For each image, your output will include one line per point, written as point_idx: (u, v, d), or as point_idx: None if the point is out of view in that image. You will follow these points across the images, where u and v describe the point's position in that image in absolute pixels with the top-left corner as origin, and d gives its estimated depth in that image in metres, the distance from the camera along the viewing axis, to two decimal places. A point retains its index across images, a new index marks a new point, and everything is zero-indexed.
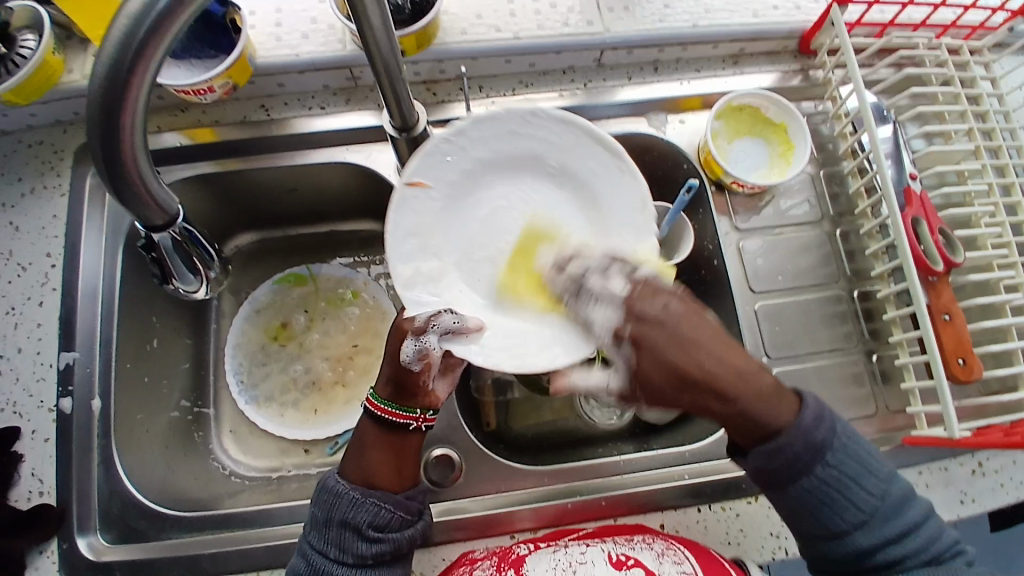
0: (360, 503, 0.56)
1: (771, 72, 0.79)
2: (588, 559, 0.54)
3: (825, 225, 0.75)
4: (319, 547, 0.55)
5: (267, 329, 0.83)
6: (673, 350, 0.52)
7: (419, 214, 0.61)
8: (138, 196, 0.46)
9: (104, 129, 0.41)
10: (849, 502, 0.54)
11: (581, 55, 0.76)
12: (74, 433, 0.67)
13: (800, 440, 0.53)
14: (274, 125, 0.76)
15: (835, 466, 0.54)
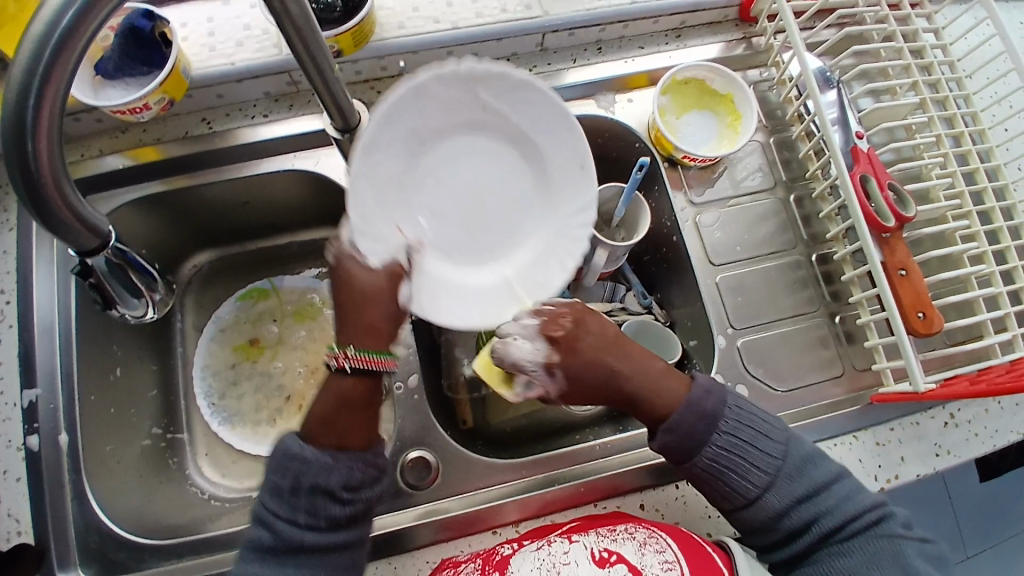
0: (333, 467, 0.51)
1: (715, 43, 0.79)
2: (571, 559, 0.53)
3: (779, 191, 0.76)
4: (286, 508, 0.51)
5: (234, 348, 0.82)
6: (591, 360, 0.56)
7: (384, 161, 0.61)
8: (65, 223, 0.43)
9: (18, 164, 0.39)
10: (751, 462, 0.56)
11: (522, 40, 0.75)
12: (44, 471, 0.65)
13: (690, 410, 0.57)
14: (216, 138, 0.74)
15: (729, 432, 0.57)
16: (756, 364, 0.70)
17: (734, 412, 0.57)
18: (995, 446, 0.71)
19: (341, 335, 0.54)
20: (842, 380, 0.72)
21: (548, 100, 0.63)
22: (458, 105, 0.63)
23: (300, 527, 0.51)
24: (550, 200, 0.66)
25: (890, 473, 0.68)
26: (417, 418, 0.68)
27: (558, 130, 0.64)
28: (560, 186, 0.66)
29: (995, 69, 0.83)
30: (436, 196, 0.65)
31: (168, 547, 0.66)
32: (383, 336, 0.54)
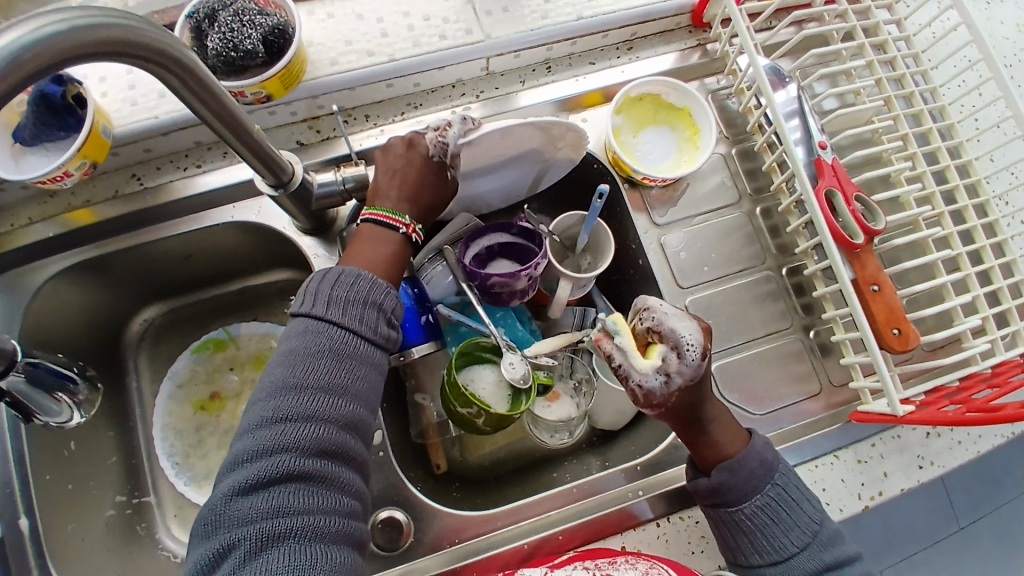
0: (388, 290, 0.55)
1: (668, 53, 0.76)
2: None
3: (745, 204, 0.73)
4: (327, 298, 0.52)
5: (194, 404, 0.79)
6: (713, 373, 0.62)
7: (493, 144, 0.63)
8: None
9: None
10: (795, 520, 0.58)
11: (466, 67, 0.72)
12: (6, 560, 0.63)
13: (754, 458, 0.60)
14: (149, 194, 0.70)
15: (782, 484, 0.59)
16: (731, 388, 0.68)
17: (787, 467, 0.61)
18: (979, 452, 0.70)
19: (401, 206, 0.60)
20: (820, 397, 0.70)
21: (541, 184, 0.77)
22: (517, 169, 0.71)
23: (341, 364, 0.50)
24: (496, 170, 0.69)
25: (874, 489, 0.67)
26: (384, 475, 0.66)
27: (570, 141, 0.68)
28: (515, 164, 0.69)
29: (959, 58, 0.80)
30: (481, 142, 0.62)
31: None
32: (423, 212, 0.62)
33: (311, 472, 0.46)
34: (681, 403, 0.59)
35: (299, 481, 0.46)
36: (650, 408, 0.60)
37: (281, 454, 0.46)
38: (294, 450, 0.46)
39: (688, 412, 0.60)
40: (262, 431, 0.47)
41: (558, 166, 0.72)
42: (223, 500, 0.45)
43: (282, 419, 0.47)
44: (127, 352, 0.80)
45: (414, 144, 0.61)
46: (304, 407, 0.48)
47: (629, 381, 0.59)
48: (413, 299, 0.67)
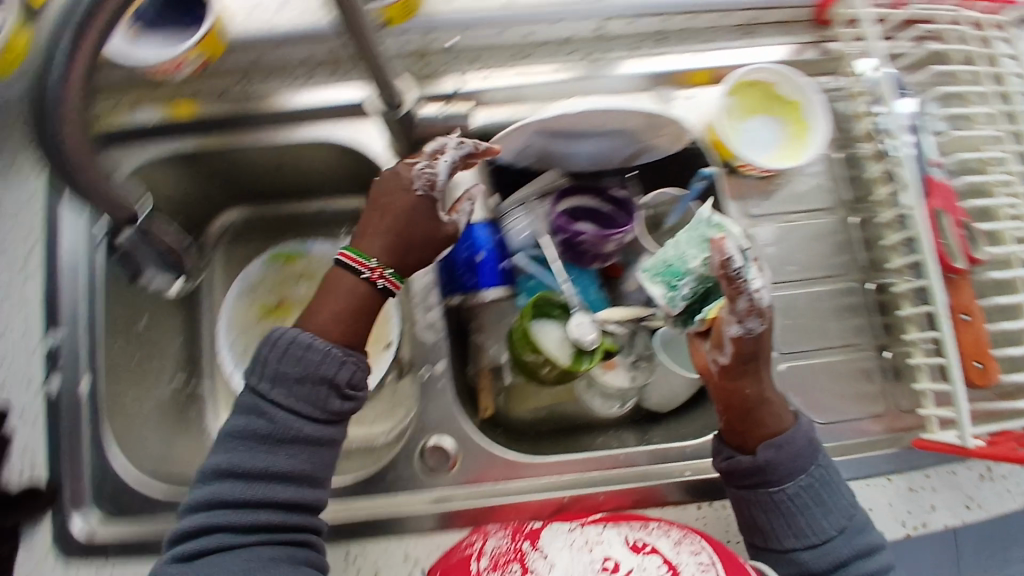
0: (343, 362, 0.57)
1: (784, 45, 0.74)
2: (604, 539, 0.54)
3: (841, 212, 0.72)
4: (273, 366, 0.56)
5: (261, 308, 0.82)
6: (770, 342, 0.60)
7: (588, 116, 0.66)
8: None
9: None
10: (834, 503, 0.58)
11: (580, 24, 0.71)
12: (63, 412, 0.67)
13: (801, 436, 0.60)
14: (253, 100, 0.73)
15: (824, 466, 0.60)
16: (795, 392, 0.68)
17: (826, 451, 0.61)
18: None
19: (375, 250, 0.60)
20: (882, 418, 0.69)
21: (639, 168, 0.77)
22: (613, 142, 0.71)
23: (280, 445, 0.55)
24: (591, 138, 0.70)
25: (918, 520, 0.65)
26: (440, 403, 0.69)
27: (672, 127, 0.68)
28: (611, 138, 0.70)
29: None
30: (581, 110, 0.66)
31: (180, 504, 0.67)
32: (410, 259, 0.61)
33: (261, 545, 0.54)
34: (766, 341, 0.58)
35: (263, 557, 0.53)
36: (758, 329, 0.55)
37: (216, 532, 0.54)
38: (230, 509, 0.54)
39: (764, 357, 0.58)
40: (228, 497, 0.54)
41: (654, 150, 0.72)
42: (162, 561, 0.54)
43: (234, 508, 0.54)
44: (204, 250, 0.83)
45: (400, 175, 0.61)
46: (253, 497, 0.54)
47: (743, 291, 0.53)
48: (496, 242, 0.69)
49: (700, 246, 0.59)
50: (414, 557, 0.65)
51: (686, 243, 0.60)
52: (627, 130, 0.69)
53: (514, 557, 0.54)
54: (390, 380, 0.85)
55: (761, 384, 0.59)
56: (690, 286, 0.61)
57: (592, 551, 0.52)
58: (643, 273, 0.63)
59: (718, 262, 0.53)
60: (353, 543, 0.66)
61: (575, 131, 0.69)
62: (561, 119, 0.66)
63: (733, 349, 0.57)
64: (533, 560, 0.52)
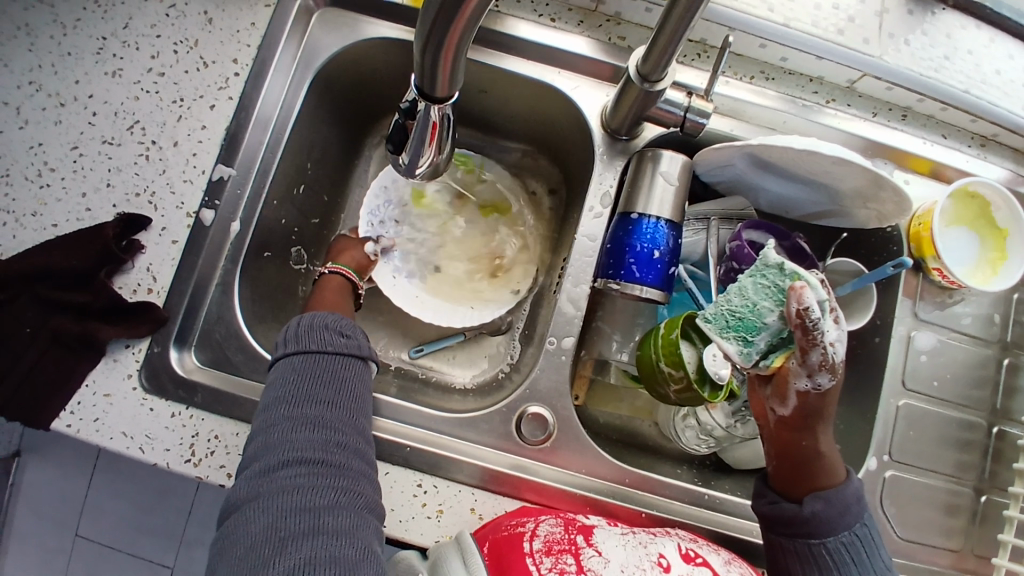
0: (334, 315, 0.59)
1: (1007, 170, 0.74)
2: (658, 543, 0.52)
3: (995, 349, 0.71)
4: (298, 342, 0.55)
5: (413, 193, 0.82)
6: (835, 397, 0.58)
7: (814, 164, 0.64)
8: (434, 83, 0.44)
9: (438, 23, 0.38)
10: (874, 564, 0.55)
11: (840, 70, 0.69)
12: (204, 247, 0.65)
13: (850, 493, 0.57)
14: (495, 17, 0.70)
15: (869, 525, 0.57)
16: (891, 501, 0.67)
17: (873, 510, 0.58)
18: None
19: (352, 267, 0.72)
20: (951, 554, 0.68)
21: (820, 228, 0.76)
22: (815, 198, 0.71)
23: (307, 392, 0.51)
24: (802, 182, 0.69)
25: None
26: (555, 376, 0.68)
27: (885, 206, 0.66)
28: (818, 190, 0.69)
29: None
30: (808, 155, 0.63)
31: None
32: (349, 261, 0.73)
33: (308, 469, 0.46)
34: (830, 398, 0.56)
35: (303, 463, 0.46)
36: (826, 384, 0.54)
37: (258, 476, 0.46)
38: (272, 446, 0.48)
39: (826, 411, 0.57)
40: (278, 421, 0.49)
41: (847, 217, 0.71)
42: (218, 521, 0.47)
43: (288, 425, 0.49)
44: (370, 137, 0.83)
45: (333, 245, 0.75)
46: (298, 428, 0.49)
47: (817, 345, 0.50)
48: (672, 247, 0.66)
49: (770, 296, 0.52)
50: (480, 514, 0.62)
51: (755, 293, 0.53)
52: (839, 190, 0.67)
53: (569, 548, 0.49)
54: (486, 332, 0.82)
55: (818, 437, 0.58)
56: (766, 340, 0.54)
57: (646, 549, 0.50)
58: (709, 326, 0.56)
59: (794, 312, 0.49)
60: (428, 475, 0.63)
61: (793, 170, 0.67)
62: (791, 156, 0.64)
63: (796, 403, 0.56)
64: (586, 554, 0.48)
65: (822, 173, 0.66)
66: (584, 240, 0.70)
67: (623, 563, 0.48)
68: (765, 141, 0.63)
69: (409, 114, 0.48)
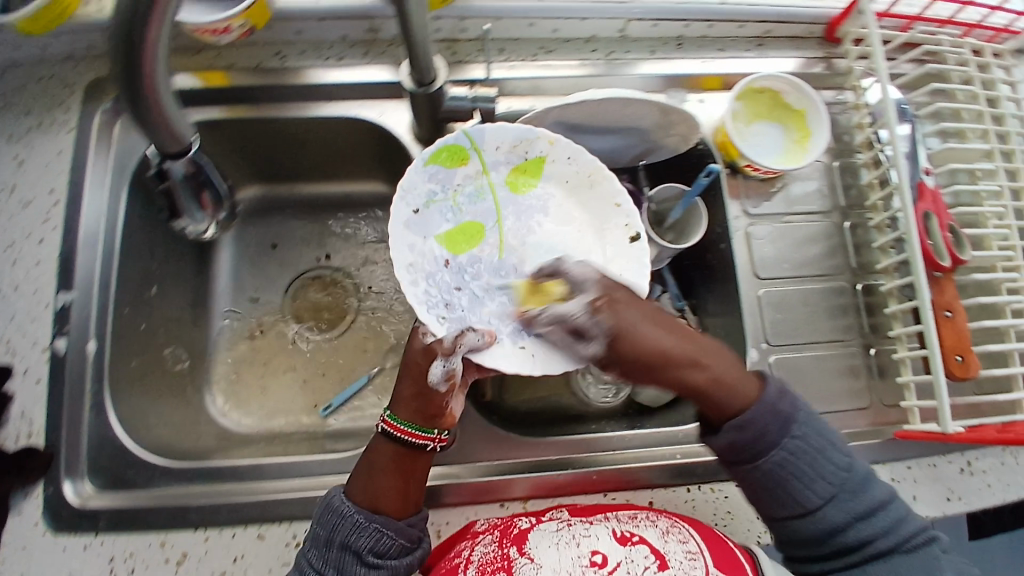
0: (363, 528, 0.57)
1: (794, 58, 0.79)
2: (592, 533, 0.53)
3: (835, 216, 0.75)
4: (338, 541, 0.57)
5: (439, 242, 0.64)
6: (651, 327, 0.57)
7: (608, 109, 0.68)
8: (155, 123, 0.54)
9: (124, 53, 0.46)
10: (817, 473, 0.58)
11: (605, 24, 0.75)
12: (68, 376, 0.66)
13: (766, 410, 0.58)
14: (285, 74, 0.74)
15: (800, 437, 0.58)
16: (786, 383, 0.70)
17: (805, 418, 0.59)
18: (1008, 499, 0.70)
19: (416, 419, 0.61)
20: (867, 412, 0.71)
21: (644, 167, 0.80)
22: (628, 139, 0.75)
23: None
24: (606, 131, 0.73)
25: None
26: None
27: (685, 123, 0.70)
28: (624, 132, 0.73)
29: None
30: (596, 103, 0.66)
31: (184, 471, 0.66)
32: (413, 413, 0.60)
33: None
34: (636, 344, 0.56)
35: None
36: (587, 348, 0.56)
37: None
38: None
39: (665, 349, 0.57)
40: None
41: (662, 150, 0.75)
42: None
43: None
44: None
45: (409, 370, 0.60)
46: None
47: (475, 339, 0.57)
48: None
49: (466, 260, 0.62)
50: None
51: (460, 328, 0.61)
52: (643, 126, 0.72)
53: (501, 564, 0.51)
54: (388, 367, 0.81)
55: (692, 375, 0.58)
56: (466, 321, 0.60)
57: (579, 546, 0.51)
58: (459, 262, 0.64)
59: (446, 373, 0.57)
60: None
61: (590, 123, 0.71)
62: (581, 109, 0.68)
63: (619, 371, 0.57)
64: (519, 564, 0.51)
65: (614, 116, 0.70)
66: None
67: (554, 568, 0.49)
68: (563, 102, 0.67)
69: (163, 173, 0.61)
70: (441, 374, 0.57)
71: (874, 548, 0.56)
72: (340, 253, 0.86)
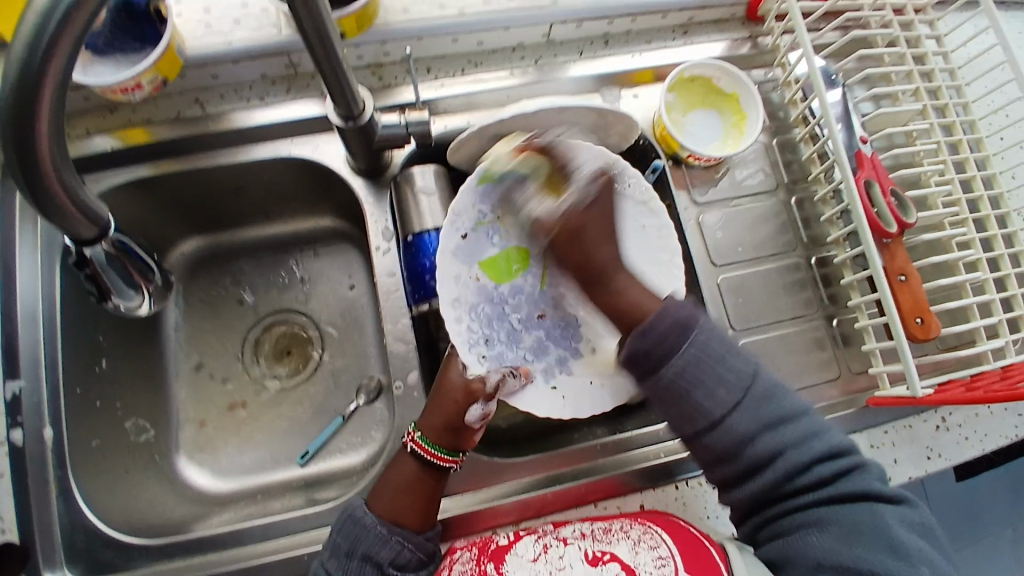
0: (386, 540, 0.57)
1: (721, 40, 0.79)
2: (565, 563, 0.52)
3: (781, 193, 0.76)
4: (359, 551, 0.56)
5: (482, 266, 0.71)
6: (603, 225, 0.67)
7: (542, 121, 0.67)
8: (65, 212, 0.43)
9: (14, 146, 0.38)
10: (717, 377, 0.57)
11: (530, 30, 0.74)
12: (29, 464, 0.64)
13: (665, 317, 0.58)
14: (208, 121, 0.72)
15: (698, 344, 0.57)
16: None
17: (704, 325, 0.58)
18: (982, 450, 0.71)
19: (447, 444, 0.61)
20: (837, 383, 0.71)
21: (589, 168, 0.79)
22: None
23: None
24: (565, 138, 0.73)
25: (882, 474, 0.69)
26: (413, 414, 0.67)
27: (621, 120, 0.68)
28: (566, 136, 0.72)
29: (993, 77, 0.84)
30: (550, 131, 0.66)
31: (162, 544, 0.64)
32: (448, 441, 0.61)
33: None
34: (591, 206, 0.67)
35: None
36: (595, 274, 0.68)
37: None
38: None
39: (585, 226, 0.66)
40: None
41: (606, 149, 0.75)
42: None
43: None
44: None
45: (441, 396, 0.62)
46: None
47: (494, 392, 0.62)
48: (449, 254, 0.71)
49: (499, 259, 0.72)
50: None
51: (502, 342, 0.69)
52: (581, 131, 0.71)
53: None
54: (362, 404, 0.78)
55: (612, 279, 0.65)
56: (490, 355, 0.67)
57: None
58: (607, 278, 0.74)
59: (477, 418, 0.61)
60: None
61: None
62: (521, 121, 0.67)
63: (559, 231, 0.67)
64: None
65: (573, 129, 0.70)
66: (385, 279, 0.71)
67: None
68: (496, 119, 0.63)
69: (81, 261, 0.49)
70: (481, 415, 0.61)
71: (792, 463, 0.54)
72: (297, 293, 0.84)
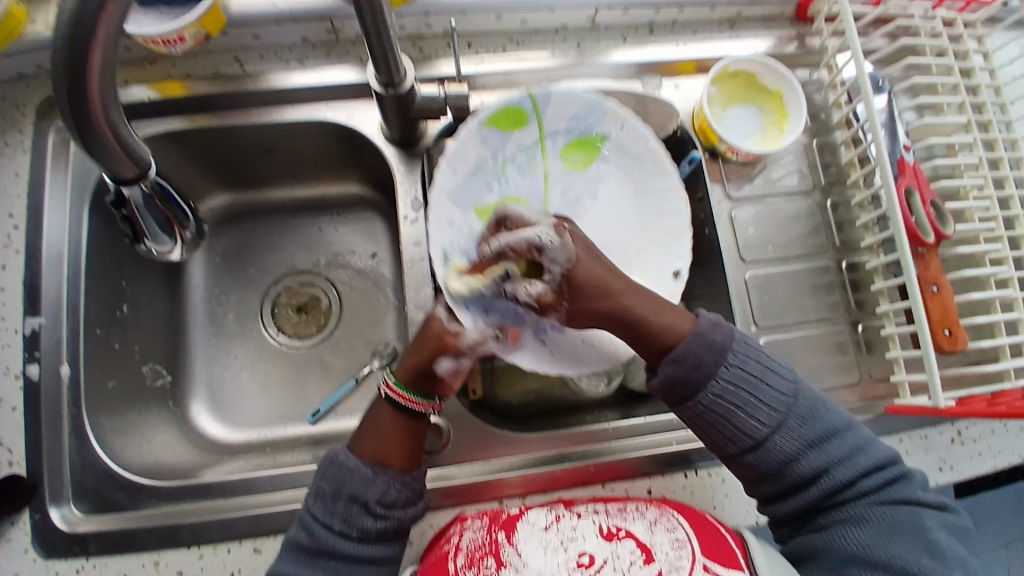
0: (371, 480, 0.57)
1: (766, 38, 0.78)
2: (579, 534, 0.52)
3: (815, 195, 0.75)
4: (348, 492, 0.57)
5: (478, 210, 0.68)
6: (594, 263, 0.59)
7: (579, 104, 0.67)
8: (110, 152, 0.44)
9: (68, 80, 0.38)
10: (760, 399, 0.56)
11: (575, 13, 0.74)
12: (43, 402, 0.64)
13: (697, 342, 0.57)
14: (247, 80, 0.72)
15: (736, 365, 0.57)
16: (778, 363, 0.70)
17: (741, 346, 0.57)
18: (997, 467, 0.70)
19: (421, 390, 0.62)
20: (856, 388, 0.71)
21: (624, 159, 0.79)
22: None
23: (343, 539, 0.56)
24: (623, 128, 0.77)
25: None
26: None
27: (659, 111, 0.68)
28: None
29: None
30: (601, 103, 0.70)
31: (169, 489, 0.64)
32: (420, 387, 0.61)
33: None
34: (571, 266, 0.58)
35: None
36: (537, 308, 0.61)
37: None
38: None
39: (576, 286, 0.58)
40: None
41: None
42: None
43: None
44: None
45: (425, 337, 0.62)
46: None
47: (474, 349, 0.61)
48: None
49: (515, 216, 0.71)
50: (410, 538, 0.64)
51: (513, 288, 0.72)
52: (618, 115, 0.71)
53: (489, 549, 0.51)
54: (376, 368, 0.78)
55: (632, 308, 0.59)
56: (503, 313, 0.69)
57: (567, 550, 0.50)
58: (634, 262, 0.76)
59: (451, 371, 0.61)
60: None
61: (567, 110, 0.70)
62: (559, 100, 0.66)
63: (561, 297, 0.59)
64: (506, 548, 0.51)
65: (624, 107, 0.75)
66: (411, 247, 0.70)
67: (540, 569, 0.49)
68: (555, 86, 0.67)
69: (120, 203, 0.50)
70: (449, 368, 0.62)
71: (838, 479, 0.55)
72: (320, 259, 0.84)
